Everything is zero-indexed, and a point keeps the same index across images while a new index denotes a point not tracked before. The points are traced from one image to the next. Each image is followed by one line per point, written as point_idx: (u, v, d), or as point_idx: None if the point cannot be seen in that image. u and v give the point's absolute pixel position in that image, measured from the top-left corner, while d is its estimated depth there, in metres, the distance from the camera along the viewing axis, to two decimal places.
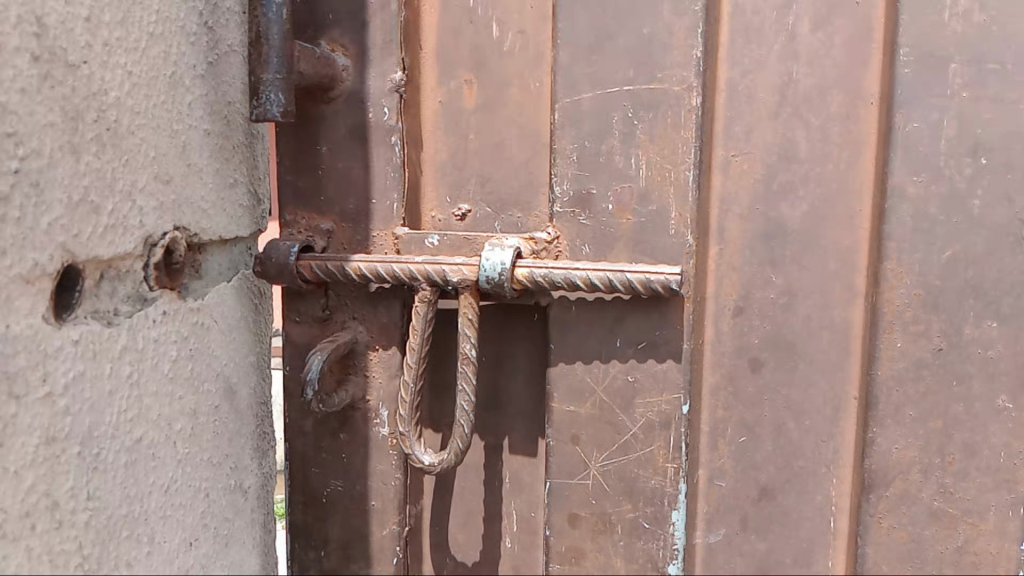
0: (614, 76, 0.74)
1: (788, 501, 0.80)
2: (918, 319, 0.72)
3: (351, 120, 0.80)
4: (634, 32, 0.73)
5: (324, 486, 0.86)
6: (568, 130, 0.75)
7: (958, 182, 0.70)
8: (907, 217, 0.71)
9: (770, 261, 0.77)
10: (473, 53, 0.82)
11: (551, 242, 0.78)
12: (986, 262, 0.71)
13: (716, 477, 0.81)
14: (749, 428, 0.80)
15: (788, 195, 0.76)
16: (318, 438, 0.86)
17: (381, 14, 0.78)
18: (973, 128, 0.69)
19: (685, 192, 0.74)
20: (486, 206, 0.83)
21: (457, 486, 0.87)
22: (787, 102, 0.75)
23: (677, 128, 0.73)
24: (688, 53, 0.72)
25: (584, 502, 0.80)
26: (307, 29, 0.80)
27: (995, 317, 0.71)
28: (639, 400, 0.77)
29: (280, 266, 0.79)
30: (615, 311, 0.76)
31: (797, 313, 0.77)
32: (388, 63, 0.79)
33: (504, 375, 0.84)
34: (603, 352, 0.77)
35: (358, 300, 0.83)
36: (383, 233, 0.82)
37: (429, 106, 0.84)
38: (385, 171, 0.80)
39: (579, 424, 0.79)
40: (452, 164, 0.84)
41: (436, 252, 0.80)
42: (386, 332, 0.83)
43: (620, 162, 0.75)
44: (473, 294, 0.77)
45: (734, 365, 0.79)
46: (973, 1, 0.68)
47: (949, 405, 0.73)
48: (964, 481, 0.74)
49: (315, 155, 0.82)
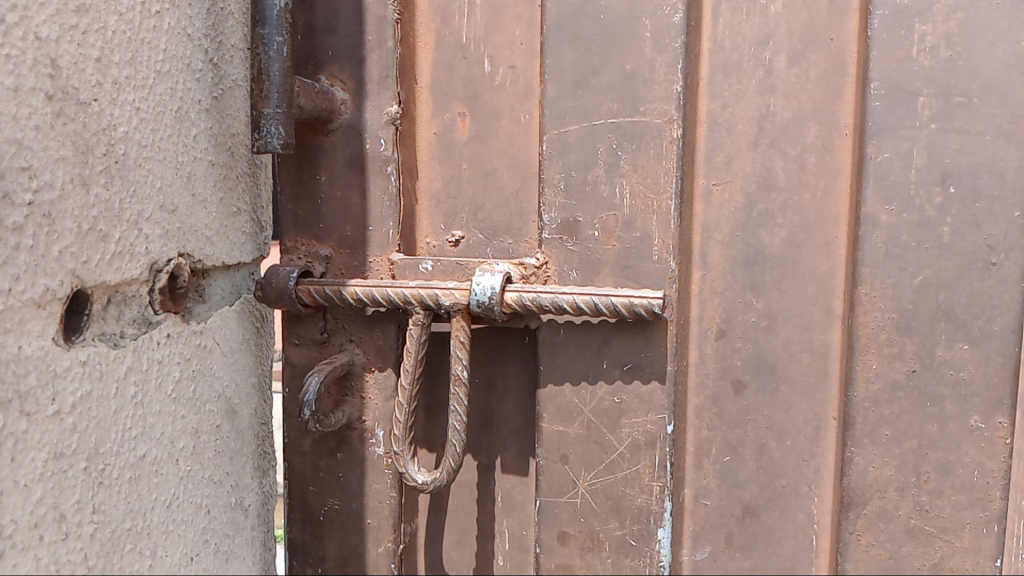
0: (599, 109, 0.77)
1: (771, 519, 0.82)
2: (891, 342, 0.75)
3: (349, 151, 0.84)
4: (618, 68, 0.76)
5: (322, 504, 0.89)
6: (555, 160, 0.79)
7: (928, 210, 0.73)
8: (880, 244, 0.74)
9: (751, 286, 0.80)
10: (465, 87, 0.85)
11: (540, 267, 0.81)
12: (957, 286, 0.73)
13: (702, 496, 0.83)
14: (732, 448, 0.82)
15: (767, 222, 0.79)
16: (316, 458, 0.89)
17: (378, 50, 0.82)
18: (942, 158, 0.72)
19: (667, 220, 0.77)
20: (479, 233, 0.86)
21: (451, 505, 0.89)
22: (766, 133, 0.78)
23: (659, 158, 0.77)
24: (669, 88, 0.76)
25: (572, 520, 0.82)
26: (307, 65, 0.84)
27: (966, 339, 0.74)
28: (625, 420, 0.80)
29: (280, 291, 0.82)
30: (601, 334, 0.79)
31: (778, 336, 0.80)
32: (385, 97, 0.83)
33: (495, 395, 0.87)
34: (591, 374, 0.80)
35: (355, 323, 0.86)
36: (379, 258, 0.85)
37: (424, 138, 0.87)
38: (381, 200, 0.84)
39: (567, 443, 0.81)
40: (447, 193, 0.87)
41: (430, 276, 0.84)
42: (382, 354, 0.86)
43: (606, 191, 0.78)
44: (465, 317, 0.80)
45: (717, 386, 0.82)
46: (939, 38, 0.71)
47: (923, 425, 0.75)
48: (939, 500, 0.76)
49: (315, 185, 0.85)
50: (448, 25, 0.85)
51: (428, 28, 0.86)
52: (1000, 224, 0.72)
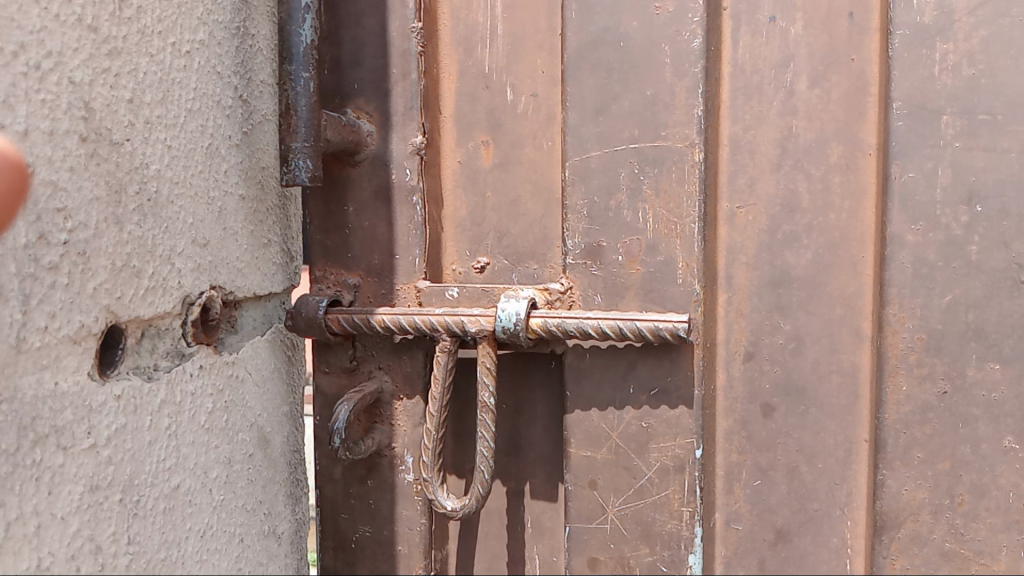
0: (620, 135, 0.79)
1: (804, 543, 0.81)
2: (922, 363, 0.72)
3: (376, 181, 0.86)
4: (638, 94, 0.78)
5: (353, 531, 0.90)
6: (577, 186, 0.80)
7: (955, 229, 0.71)
8: (907, 263, 0.72)
9: (777, 308, 0.80)
10: (489, 115, 0.87)
11: (565, 292, 0.82)
12: (987, 306, 0.71)
13: (733, 520, 0.83)
14: (763, 471, 0.81)
15: (792, 244, 0.79)
16: (347, 485, 0.90)
17: (403, 83, 0.84)
18: (967, 176, 0.70)
19: (691, 244, 0.78)
20: (505, 259, 0.87)
21: (481, 531, 0.90)
22: (788, 154, 0.78)
23: (681, 182, 0.78)
24: (690, 113, 0.77)
25: (603, 545, 0.82)
26: (334, 99, 0.86)
27: (997, 359, 0.71)
28: (654, 444, 0.80)
29: (310, 320, 0.84)
30: (628, 358, 0.80)
31: (806, 357, 0.79)
32: (410, 128, 0.84)
33: (523, 421, 0.87)
34: (618, 399, 0.80)
35: (383, 351, 0.87)
36: (406, 286, 0.86)
37: (449, 167, 0.89)
38: (408, 228, 0.85)
39: (596, 468, 0.82)
40: (472, 220, 0.88)
41: (457, 303, 0.85)
42: (410, 381, 0.87)
43: (628, 216, 0.79)
44: (490, 343, 0.81)
45: (746, 409, 0.81)
46: (961, 56, 0.70)
47: (956, 446, 0.72)
48: (975, 523, 0.73)
49: (342, 215, 0.87)
50: (471, 55, 0.87)
51: (451, 59, 0.87)
52: None
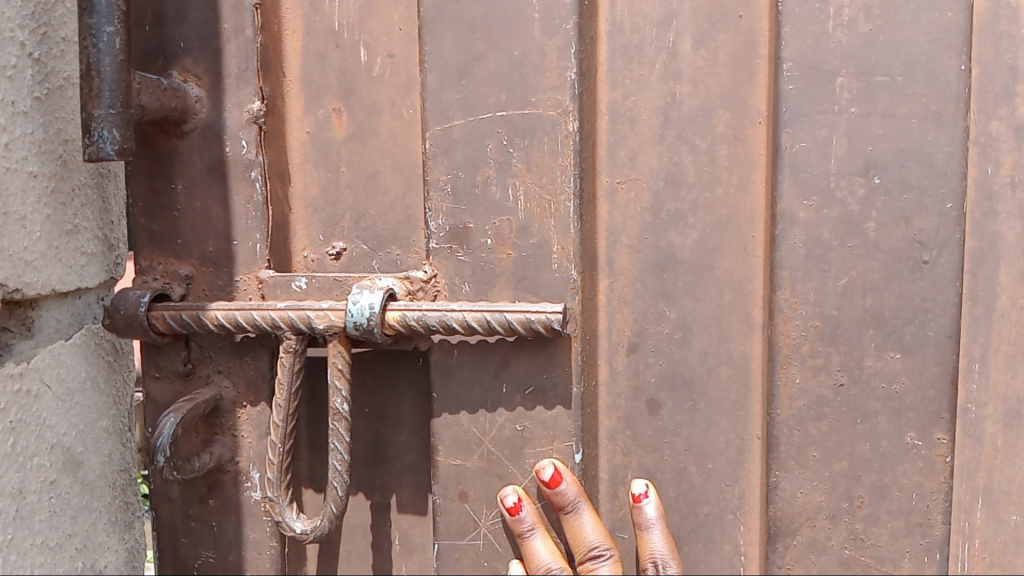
0: (485, 101, 0.69)
1: (694, 551, 0.74)
2: (816, 353, 0.65)
3: (207, 155, 0.74)
4: (505, 54, 0.68)
5: (194, 557, 0.79)
6: (439, 160, 0.70)
7: (851, 205, 0.64)
8: (799, 244, 0.65)
9: (663, 295, 0.72)
10: (340, 79, 0.76)
11: (428, 281, 0.72)
12: (885, 290, 0.64)
13: (618, 529, 0.75)
14: (650, 475, 0.74)
15: (677, 223, 0.71)
16: (186, 505, 0.78)
17: (236, 39, 0.72)
18: (864, 145, 0.63)
19: (566, 224, 0.69)
20: (362, 243, 0.76)
21: (343, 551, 0.80)
22: (672, 123, 0.70)
23: (554, 155, 0.68)
24: (562, 76, 0.67)
25: (476, 564, 0.74)
26: (156, 58, 0.73)
27: (897, 348, 0.64)
28: (529, 450, 0.71)
29: (129, 318, 0.72)
30: (500, 354, 0.70)
31: (694, 348, 0.72)
32: (245, 92, 0.72)
33: (389, 427, 0.77)
34: (489, 400, 0.71)
35: (221, 352, 0.75)
36: (247, 276, 0.75)
37: (296, 138, 0.77)
38: (246, 210, 0.74)
39: (467, 478, 0.73)
40: (324, 200, 0.77)
41: (304, 295, 0.74)
42: (254, 386, 0.75)
43: (497, 193, 0.69)
44: (343, 341, 0.71)
45: (631, 407, 0.73)
46: (857, 10, 0.62)
47: (854, 445, 0.66)
48: (875, 527, 0.66)
49: (169, 195, 0.75)
50: (318, 10, 0.75)
51: (295, 15, 0.76)
52: (930, 217, 0.63)
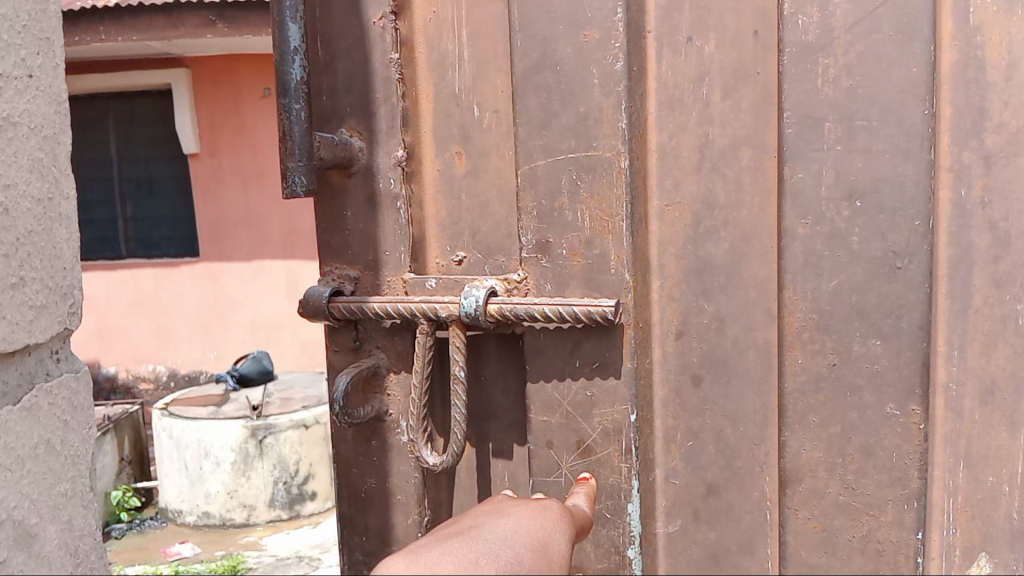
0: (561, 146, 0.91)
1: (731, 496, 0.93)
2: (813, 339, 0.83)
3: (367, 189, 1.02)
4: (574, 110, 0.90)
5: (362, 483, 1.07)
6: (528, 191, 0.93)
7: (839, 223, 0.81)
8: (798, 254, 0.83)
9: (702, 292, 0.91)
10: (460, 129, 1.01)
11: (521, 281, 0.95)
12: (867, 290, 0.81)
13: (670, 476, 0.95)
14: (694, 434, 0.93)
15: (711, 236, 0.91)
16: (356, 444, 1.06)
17: (386, 105, 0.99)
18: (848, 175, 0.80)
19: (621, 239, 0.90)
20: (478, 253, 1.02)
21: (467, 484, 1.05)
22: (707, 158, 0.90)
23: (611, 185, 0.90)
24: (615, 126, 0.89)
25: (560, 496, 0.96)
26: (331, 121, 1.02)
27: (878, 335, 0.81)
28: (597, 410, 0.93)
29: (316, 307, 1.01)
30: (574, 337, 0.93)
31: (728, 335, 0.91)
32: (392, 143, 1.00)
33: (498, 392, 1.02)
34: (567, 372, 0.94)
35: (379, 332, 1.04)
36: (395, 278, 1.02)
37: (429, 174, 1.03)
38: (394, 229, 1.01)
39: (551, 431, 0.96)
40: (450, 220, 1.03)
41: (434, 292, 0.99)
42: (402, 358, 1.03)
43: (570, 215, 0.92)
44: (460, 325, 0.96)
45: (679, 380, 0.93)
46: (840, 70, 0.80)
47: (844, 413, 0.83)
48: (863, 479, 0.83)
49: (342, 219, 1.04)
50: (444, 78, 1.01)
51: (428, 82, 1.02)
52: (902, 233, 0.79)
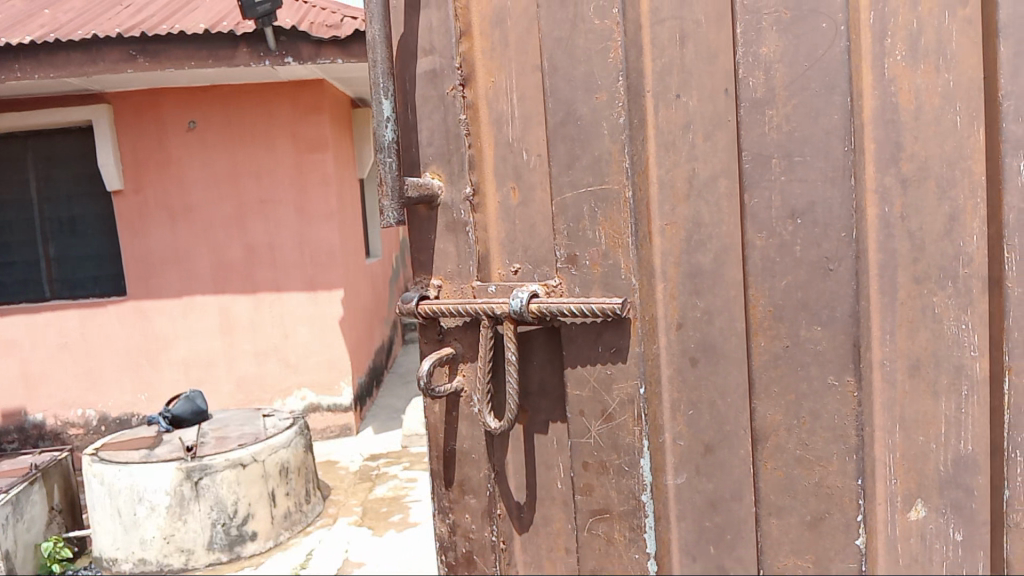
0: (582, 182, 1.17)
1: (724, 454, 1.15)
2: (772, 325, 1.10)
3: (445, 218, 1.33)
4: (590, 154, 1.16)
5: (447, 444, 1.38)
6: (560, 219, 1.20)
7: (785, 235, 1.07)
8: (758, 259, 1.10)
9: (695, 291, 1.14)
10: (514, 170, 1.29)
11: (557, 286, 1.22)
12: (810, 286, 1.06)
13: (677, 438, 1.18)
14: (693, 404, 1.16)
15: (701, 246, 1.13)
16: (442, 414, 1.38)
17: (458, 153, 1.30)
18: (791, 199, 1.06)
19: (628, 252, 1.15)
20: (530, 265, 1.28)
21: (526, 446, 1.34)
22: (695, 187, 1.12)
23: (620, 211, 1.15)
24: (620, 165, 1.14)
25: (591, 453, 1.22)
26: (417, 167, 1.34)
27: (820, 322, 1.06)
28: (615, 385, 1.18)
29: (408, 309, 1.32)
30: (597, 328, 1.18)
31: (715, 325, 1.13)
32: (463, 183, 1.31)
33: (545, 373, 1.28)
34: (592, 356, 1.19)
35: (456, 327, 1.33)
36: (466, 285, 1.32)
37: (492, 204, 1.31)
38: (465, 248, 1.31)
39: (582, 402, 1.21)
40: (508, 239, 1.31)
41: (494, 295, 1.29)
42: (472, 347, 1.33)
43: (591, 235, 1.17)
44: (511, 321, 1.23)
45: (680, 362, 1.16)
46: None
47: (796, 383, 1.09)
48: (814, 435, 1.09)
49: (427, 241, 1.35)
50: (501, 131, 1.29)
51: (489, 133, 1.31)
52: (833, 242, 1.04)
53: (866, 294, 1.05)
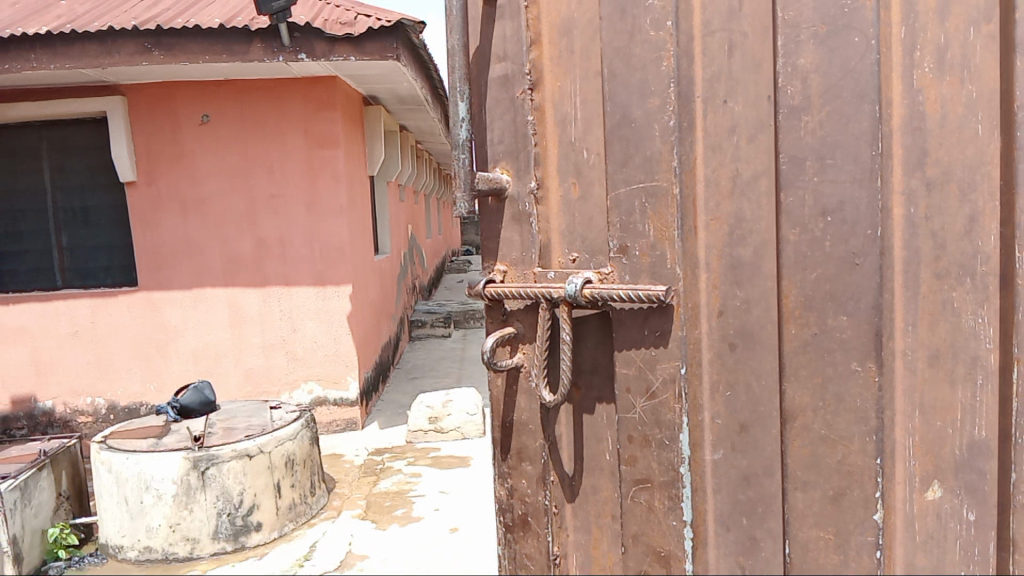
0: (635, 178, 1.29)
1: (758, 432, 1.25)
2: (802, 314, 1.20)
3: (512, 209, 1.46)
4: (643, 154, 1.27)
5: (508, 415, 1.52)
6: (614, 211, 1.32)
7: (817, 232, 1.18)
8: (791, 253, 1.20)
9: (735, 282, 1.23)
10: (575, 167, 1.39)
11: (609, 273, 1.34)
12: (838, 278, 1.17)
13: (715, 416, 1.28)
14: (732, 384, 1.25)
15: (741, 240, 1.22)
16: (504, 387, 1.52)
17: (525, 151, 1.43)
18: (823, 198, 1.17)
19: (674, 243, 1.26)
20: (587, 254, 1.38)
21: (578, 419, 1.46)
22: (739, 182, 1.21)
23: (667, 206, 1.26)
24: (670, 164, 1.25)
25: (635, 427, 1.33)
26: (489, 163, 1.48)
27: (846, 313, 1.17)
28: (659, 364, 1.29)
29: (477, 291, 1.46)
30: (644, 312, 1.30)
31: (752, 314, 1.23)
32: (529, 177, 1.44)
33: (595, 354, 1.40)
34: (639, 338, 1.31)
35: (519, 309, 1.47)
36: (529, 271, 1.44)
37: (553, 198, 1.42)
38: (529, 237, 1.44)
39: (629, 380, 1.33)
40: (567, 230, 1.41)
41: (553, 281, 1.40)
42: (532, 327, 1.45)
43: (641, 227, 1.29)
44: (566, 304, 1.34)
45: (719, 346, 1.25)
46: None
47: (824, 366, 1.20)
48: (837, 415, 1.19)
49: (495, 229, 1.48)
50: (564, 130, 1.39)
51: (552, 132, 1.41)
52: (860, 237, 1.15)
53: (889, 288, 1.16)
